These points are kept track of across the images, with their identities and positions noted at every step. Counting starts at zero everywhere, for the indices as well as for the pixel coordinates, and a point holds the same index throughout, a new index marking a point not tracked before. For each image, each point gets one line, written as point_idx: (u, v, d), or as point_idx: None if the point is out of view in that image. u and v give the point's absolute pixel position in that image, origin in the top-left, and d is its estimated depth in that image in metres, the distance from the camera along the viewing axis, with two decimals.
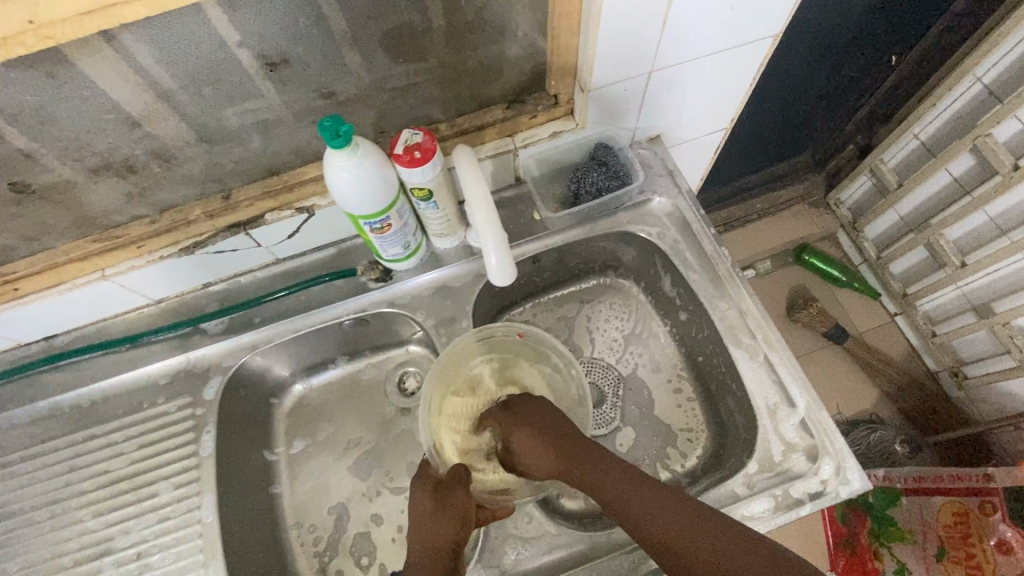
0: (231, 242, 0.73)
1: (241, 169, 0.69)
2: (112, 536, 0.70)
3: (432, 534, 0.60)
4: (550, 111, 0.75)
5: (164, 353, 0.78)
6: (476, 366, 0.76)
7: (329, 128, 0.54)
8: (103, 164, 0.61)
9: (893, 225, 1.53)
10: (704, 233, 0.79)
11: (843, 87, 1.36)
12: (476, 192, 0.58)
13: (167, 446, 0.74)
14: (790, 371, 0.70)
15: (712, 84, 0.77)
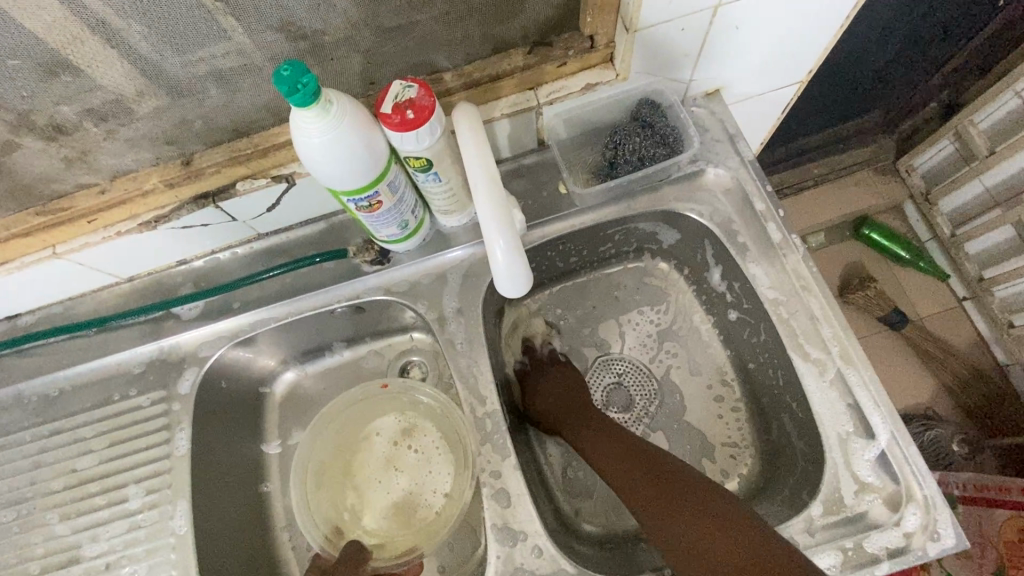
0: (199, 216, 0.62)
1: (201, 129, 0.57)
2: (80, 543, 0.63)
3: None
4: (584, 57, 0.59)
5: (135, 338, 0.69)
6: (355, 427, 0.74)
7: (287, 79, 0.41)
8: (28, 120, 0.50)
9: (976, 198, 1.32)
10: (770, 216, 0.64)
11: (935, 30, 1.14)
12: (477, 179, 0.46)
13: (137, 445, 0.65)
14: (873, 393, 0.57)
15: (796, 24, 0.60)
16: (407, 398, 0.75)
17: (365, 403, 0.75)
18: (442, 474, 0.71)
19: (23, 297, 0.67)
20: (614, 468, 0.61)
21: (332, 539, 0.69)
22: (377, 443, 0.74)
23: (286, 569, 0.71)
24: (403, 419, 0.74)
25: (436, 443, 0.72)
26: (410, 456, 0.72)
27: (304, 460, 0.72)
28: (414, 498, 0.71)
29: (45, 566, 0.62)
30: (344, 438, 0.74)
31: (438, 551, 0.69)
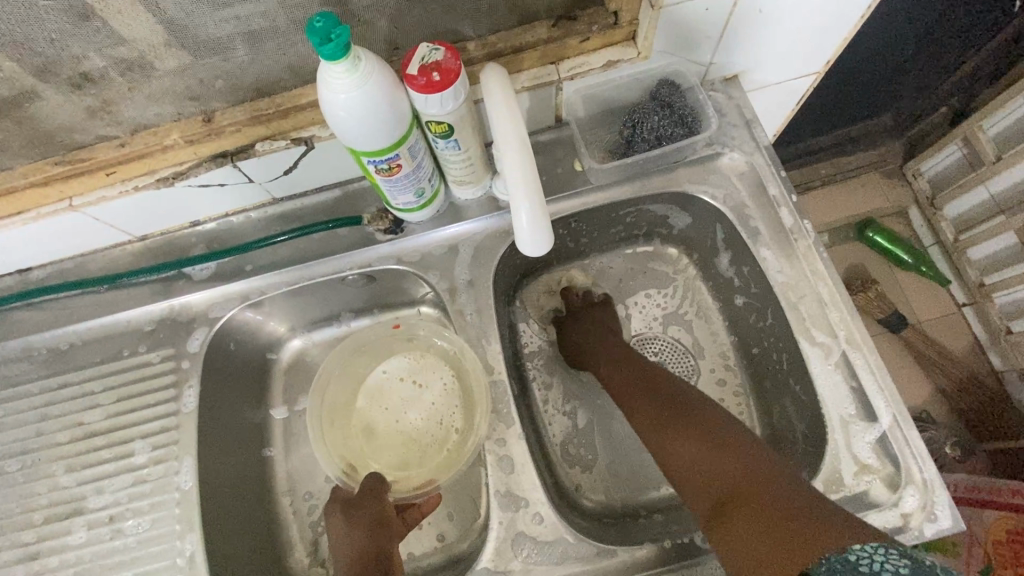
0: (216, 175, 0.62)
1: (223, 87, 0.57)
2: (84, 496, 0.63)
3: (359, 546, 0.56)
4: (607, 33, 0.59)
5: (146, 297, 0.69)
6: (368, 370, 0.74)
7: (320, 30, 0.41)
8: (54, 66, 0.50)
9: (980, 205, 1.33)
10: (782, 201, 0.65)
11: (950, 34, 1.14)
12: (512, 159, 0.46)
13: (145, 401, 0.65)
14: (877, 378, 0.58)
15: (819, 11, 0.60)
16: (413, 339, 0.74)
17: (378, 339, 0.74)
18: (451, 411, 0.70)
19: (36, 249, 0.67)
20: (638, 404, 0.62)
21: (348, 472, 0.66)
22: (390, 381, 0.73)
23: (286, 531, 0.72)
24: (415, 358, 0.74)
25: (447, 380, 0.72)
26: (426, 394, 0.72)
27: (321, 398, 0.70)
28: (429, 435, 0.70)
29: (50, 516, 0.63)
30: (359, 380, 0.73)
31: (438, 519, 0.70)
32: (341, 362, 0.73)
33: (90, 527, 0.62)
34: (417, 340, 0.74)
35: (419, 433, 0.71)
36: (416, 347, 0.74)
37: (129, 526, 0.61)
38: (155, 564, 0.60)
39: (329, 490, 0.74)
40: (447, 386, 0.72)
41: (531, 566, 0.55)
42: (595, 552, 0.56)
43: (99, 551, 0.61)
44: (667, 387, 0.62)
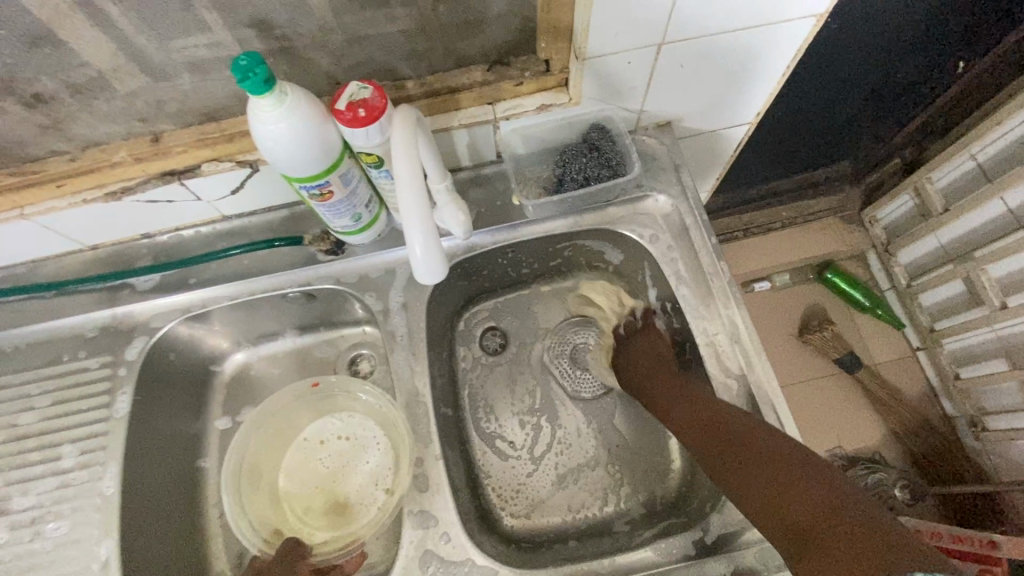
0: (162, 191, 0.65)
1: (173, 110, 0.60)
2: (10, 496, 0.64)
3: None
4: (539, 79, 0.64)
5: (92, 305, 0.71)
6: (298, 424, 0.73)
7: (243, 68, 0.45)
8: (8, 86, 0.53)
9: (931, 253, 1.38)
10: (703, 243, 0.69)
11: (896, 91, 1.20)
12: (409, 208, 0.50)
13: (80, 406, 0.67)
14: (778, 413, 0.61)
15: (737, 68, 0.65)
16: (341, 394, 0.73)
17: (311, 392, 0.73)
18: (376, 464, 0.70)
19: None
20: (678, 417, 0.62)
21: (274, 539, 0.65)
22: (319, 438, 0.73)
23: (212, 543, 0.72)
24: (346, 412, 0.73)
25: (379, 436, 0.72)
26: (353, 452, 0.71)
27: (238, 455, 0.67)
28: (361, 488, 0.70)
29: None
30: (287, 434, 0.73)
31: None
32: (270, 417, 0.71)
33: (12, 528, 0.63)
34: (345, 395, 0.73)
35: (344, 494, 0.70)
36: (343, 402, 0.73)
37: (49, 529, 0.62)
38: (69, 569, 0.60)
39: None
40: (376, 436, 0.72)
41: None
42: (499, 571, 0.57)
43: (16, 553, 0.62)
44: (713, 407, 0.59)
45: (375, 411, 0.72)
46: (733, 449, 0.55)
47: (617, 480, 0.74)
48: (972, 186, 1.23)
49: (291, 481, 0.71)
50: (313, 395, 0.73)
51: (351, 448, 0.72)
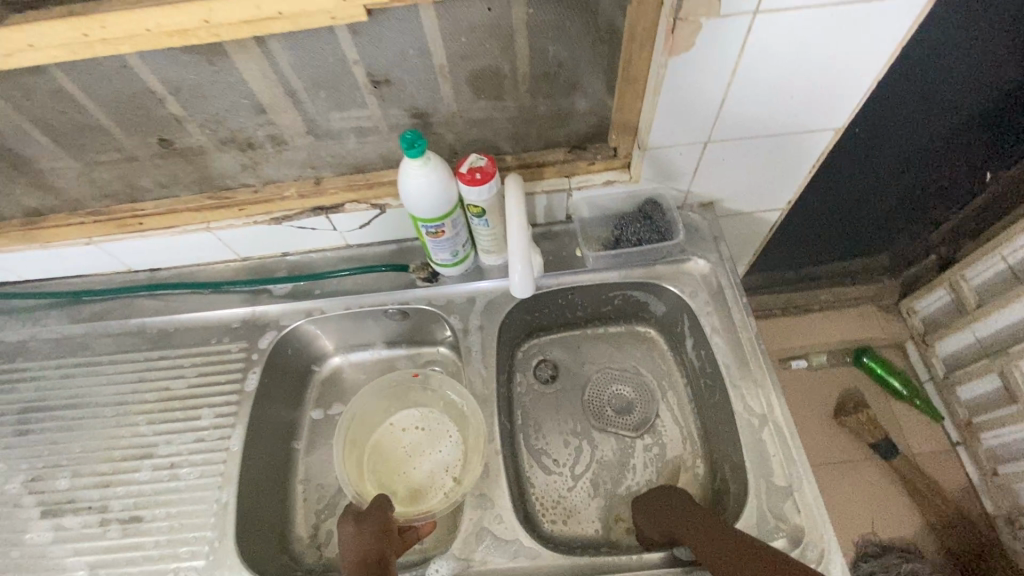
0: (311, 221, 0.85)
1: (334, 162, 0.81)
2: (155, 444, 0.80)
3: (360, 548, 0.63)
4: (608, 161, 0.82)
5: (237, 302, 0.90)
6: (390, 411, 0.88)
7: (409, 140, 0.65)
8: (233, 136, 0.75)
9: (967, 347, 1.43)
10: (735, 301, 0.82)
11: (928, 194, 1.32)
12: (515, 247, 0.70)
13: (219, 379, 0.84)
14: (793, 448, 0.71)
15: (769, 163, 0.82)
16: (428, 390, 0.88)
17: (402, 385, 0.88)
18: (447, 454, 0.84)
19: (169, 254, 0.90)
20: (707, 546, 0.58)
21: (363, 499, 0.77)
22: (401, 426, 0.87)
23: (295, 512, 0.86)
24: (426, 407, 0.88)
25: (453, 430, 0.86)
26: (430, 441, 0.85)
27: (347, 420, 0.82)
28: (432, 473, 0.82)
29: (128, 456, 0.79)
30: (379, 418, 0.87)
31: None
32: (371, 398, 0.86)
33: (154, 469, 0.78)
34: (430, 392, 0.88)
35: (418, 475, 0.82)
36: (429, 398, 0.88)
37: (184, 472, 0.77)
38: (198, 506, 0.75)
39: (336, 485, 0.88)
40: (449, 431, 0.85)
41: (489, 558, 0.68)
42: (542, 553, 0.68)
43: (156, 489, 0.76)
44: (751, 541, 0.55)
45: (453, 408, 0.86)
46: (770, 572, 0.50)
47: None
48: (1005, 286, 1.30)
49: (376, 457, 0.84)
50: (404, 389, 0.88)
51: (429, 438, 0.85)
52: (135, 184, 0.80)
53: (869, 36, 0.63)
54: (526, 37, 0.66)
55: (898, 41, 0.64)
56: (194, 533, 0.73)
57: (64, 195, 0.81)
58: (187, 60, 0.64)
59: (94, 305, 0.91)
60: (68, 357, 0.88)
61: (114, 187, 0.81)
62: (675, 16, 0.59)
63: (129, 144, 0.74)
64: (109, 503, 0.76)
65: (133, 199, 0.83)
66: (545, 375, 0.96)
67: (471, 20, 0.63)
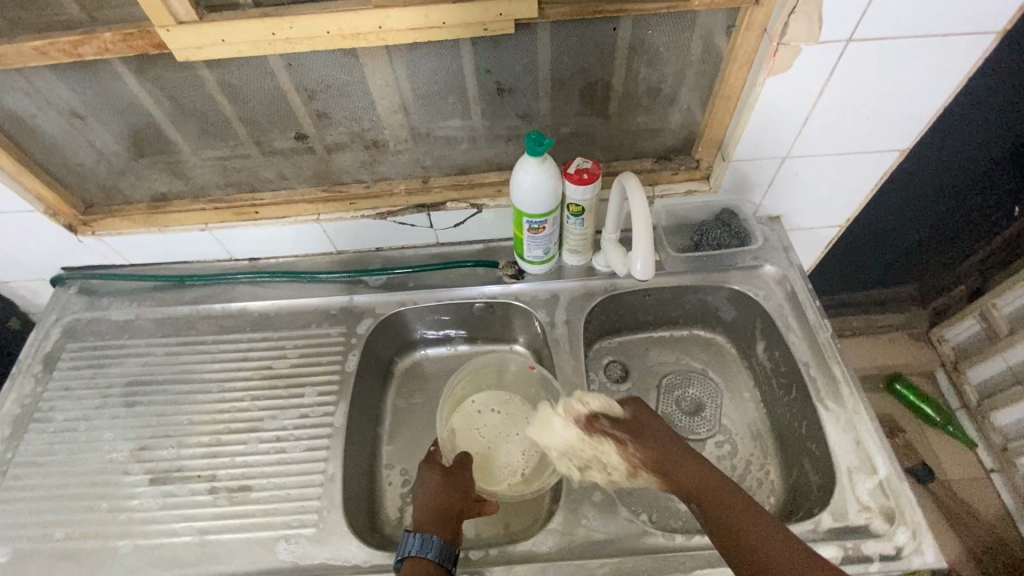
0: (413, 217, 0.92)
1: (442, 163, 0.89)
2: (261, 419, 0.84)
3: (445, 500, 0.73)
4: (690, 171, 0.89)
5: (335, 291, 0.96)
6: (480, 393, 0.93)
7: (534, 139, 0.73)
8: (360, 134, 0.83)
9: (998, 374, 1.47)
10: (809, 305, 0.89)
11: (961, 225, 1.40)
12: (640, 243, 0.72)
13: (320, 360, 0.89)
14: (874, 440, 0.76)
15: (837, 180, 0.90)
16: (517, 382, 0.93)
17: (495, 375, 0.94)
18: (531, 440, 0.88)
19: (273, 244, 0.96)
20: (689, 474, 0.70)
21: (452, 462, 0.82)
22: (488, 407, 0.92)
23: (383, 494, 0.89)
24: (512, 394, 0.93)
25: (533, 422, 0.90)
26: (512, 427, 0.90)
27: (452, 392, 0.90)
28: (509, 458, 0.87)
29: (234, 429, 0.83)
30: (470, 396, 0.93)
31: (506, 510, 0.86)
32: (468, 375, 0.92)
33: (261, 441, 0.82)
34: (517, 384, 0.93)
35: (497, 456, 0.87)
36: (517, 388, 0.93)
37: (290, 446, 0.81)
38: (305, 477, 0.78)
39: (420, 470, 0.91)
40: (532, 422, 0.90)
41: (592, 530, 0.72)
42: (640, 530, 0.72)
43: (263, 460, 0.80)
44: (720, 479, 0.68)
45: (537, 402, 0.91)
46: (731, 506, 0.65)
47: None
48: None
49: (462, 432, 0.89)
50: (494, 378, 0.94)
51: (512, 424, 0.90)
52: (259, 175, 0.88)
53: (938, 67, 0.71)
54: (638, 56, 0.75)
55: (965, 72, 0.72)
56: (302, 502, 0.76)
57: (193, 183, 0.88)
58: (344, 62, 0.72)
59: (197, 289, 0.97)
60: (173, 336, 0.92)
61: (240, 177, 0.88)
62: (777, 41, 0.68)
63: (267, 137, 0.82)
64: (217, 472, 0.79)
65: (253, 190, 0.90)
66: (618, 374, 1.01)
67: (596, 39, 0.72)
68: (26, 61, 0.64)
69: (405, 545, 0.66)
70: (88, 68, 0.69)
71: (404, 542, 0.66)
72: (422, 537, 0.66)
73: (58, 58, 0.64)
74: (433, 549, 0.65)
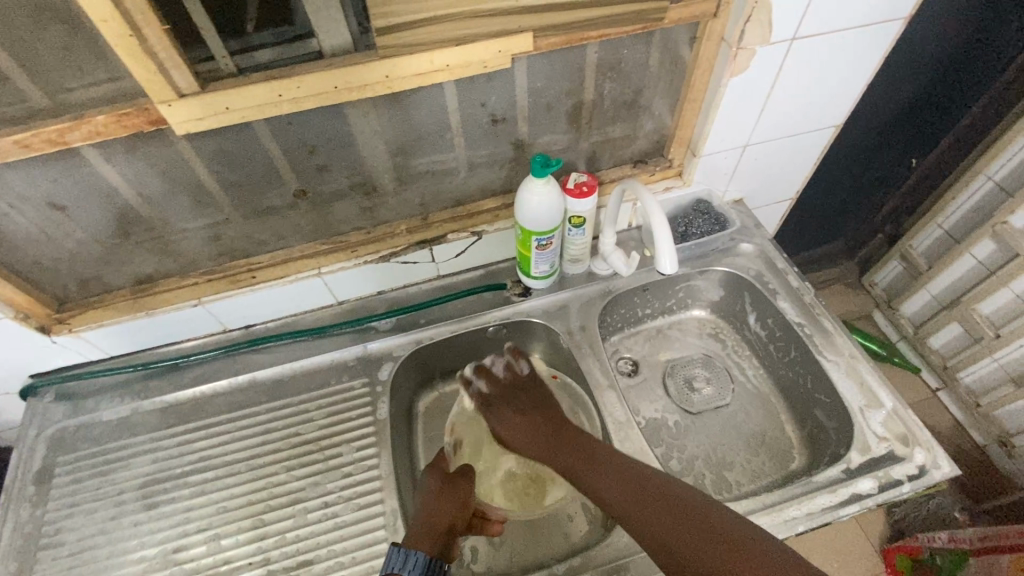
0: (416, 255, 0.93)
1: (438, 198, 0.91)
2: (302, 488, 0.80)
3: (437, 509, 0.75)
4: (666, 170, 0.97)
5: (346, 342, 0.94)
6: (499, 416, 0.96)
7: (539, 162, 0.78)
8: (359, 181, 0.84)
9: (926, 304, 1.67)
10: (789, 272, 0.99)
11: (873, 182, 1.60)
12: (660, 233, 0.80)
13: (349, 415, 0.86)
14: (873, 378, 0.86)
15: (788, 159, 1.01)
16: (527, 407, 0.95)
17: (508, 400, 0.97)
18: None
19: (272, 307, 0.93)
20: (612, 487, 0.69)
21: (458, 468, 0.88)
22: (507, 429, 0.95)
23: None
24: None
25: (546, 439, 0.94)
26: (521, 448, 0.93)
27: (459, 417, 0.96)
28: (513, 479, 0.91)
29: (276, 505, 0.79)
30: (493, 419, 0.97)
31: (562, 521, 0.88)
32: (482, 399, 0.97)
33: (309, 513, 0.78)
34: None
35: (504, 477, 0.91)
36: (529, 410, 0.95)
37: (341, 509, 0.78)
38: (367, 536, 0.76)
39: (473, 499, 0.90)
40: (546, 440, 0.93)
41: None
42: None
43: (317, 530, 0.76)
44: (645, 477, 0.69)
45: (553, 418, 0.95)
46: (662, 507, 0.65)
47: (749, 463, 0.95)
48: (946, 247, 1.58)
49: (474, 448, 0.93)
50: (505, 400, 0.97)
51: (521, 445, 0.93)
52: (254, 239, 0.85)
53: (861, 51, 0.84)
54: (615, 74, 0.82)
55: (881, 52, 0.85)
56: (371, 561, 0.74)
57: (182, 258, 0.84)
58: (345, 113, 0.73)
59: (196, 369, 0.91)
60: (181, 424, 0.86)
61: (233, 243, 0.85)
62: (736, 47, 0.77)
63: (262, 198, 0.80)
64: (270, 555, 0.75)
65: (248, 255, 0.87)
66: (630, 368, 1.06)
67: (578, 64, 0.78)
68: (3, 157, 0.60)
69: (389, 561, 0.65)
70: (71, 156, 0.66)
71: (389, 557, 0.65)
72: (409, 553, 0.65)
73: (42, 149, 0.60)
74: (416, 566, 0.64)
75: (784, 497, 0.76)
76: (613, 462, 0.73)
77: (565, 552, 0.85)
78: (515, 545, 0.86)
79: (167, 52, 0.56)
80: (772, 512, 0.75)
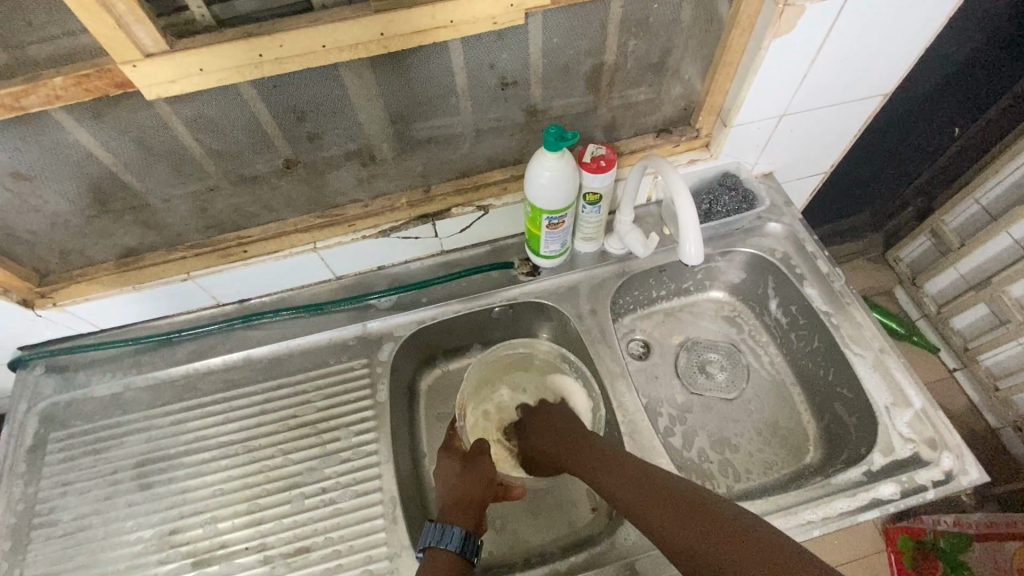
0: (417, 230, 0.87)
1: (442, 169, 0.84)
2: (299, 473, 0.78)
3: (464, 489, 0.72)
4: (691, 141, 0.89)
5: (344, 320, 0.89)
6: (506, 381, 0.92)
7: (555, 133, 0.70)
8: (355, 150, 0.76)
9: (953, 282, 1.59)
10: (819, 255, 0.92)
11: (911, 151, 1.49)
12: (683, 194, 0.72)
13: (347, 398, 0.83)
14: (901, 375, 0.81)
15: (826, 131, 0.92)
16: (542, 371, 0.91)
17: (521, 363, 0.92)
18: None
19: (266, 282, 0.88)
20: (622, 489, 0.65)
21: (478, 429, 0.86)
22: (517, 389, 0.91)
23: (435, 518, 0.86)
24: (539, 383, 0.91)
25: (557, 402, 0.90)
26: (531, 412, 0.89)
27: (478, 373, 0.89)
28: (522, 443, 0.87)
29: (272, 488, 0.77)
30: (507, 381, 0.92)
31: (565, 509, 0.86)
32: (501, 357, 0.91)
33: (307, 497, 0.76)
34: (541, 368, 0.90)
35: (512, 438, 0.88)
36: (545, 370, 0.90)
37: (339, 495, 0.76)
38: (365, 524, 0.74)
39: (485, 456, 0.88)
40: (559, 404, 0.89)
41: None
42: None
43: (315, 517, 0.75)
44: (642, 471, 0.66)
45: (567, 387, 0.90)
46: (672, 503, 0.60)
47: (761, 454, 0.91)
48: (982, 224, 1.47)
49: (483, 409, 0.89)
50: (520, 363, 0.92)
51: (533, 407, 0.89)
52: (243, 210, 0.79)
53: (925, 11, 0.73)
54: (642, 31, 0.72)
55: (948, 13, 0.74)
56: (369, 551, 0.72)
57: (167, 230, 0.78)
58: (338, 75, 0.65)
59: (189, 344, 0.87)
60: (175, 402, 0.83)
61: (221, 215, 0.79)
62: (783, 4, 0.67)
63: (250, 167, 0.74)
64: (268, 539, 0.73)
65: (238, 228, 0.81)
66: (640, 350, 1.01)
67: (602, 20, 0.69)
68: None
69: (427, 535, 0.65)
70: (32, 121, 0.59)
71: (426, 531, 0.65)
72: (444, 527, 0.65)
73: None
74: (453, 539, 0.64)
75: (799, 499, 0.73)
76: (613, 458, 0.70)
77: (566, 541, 0.83)
78: (516, 531, 0.85)
79: (126, 5, 0.49)
80: (785, 515, 0.72)
